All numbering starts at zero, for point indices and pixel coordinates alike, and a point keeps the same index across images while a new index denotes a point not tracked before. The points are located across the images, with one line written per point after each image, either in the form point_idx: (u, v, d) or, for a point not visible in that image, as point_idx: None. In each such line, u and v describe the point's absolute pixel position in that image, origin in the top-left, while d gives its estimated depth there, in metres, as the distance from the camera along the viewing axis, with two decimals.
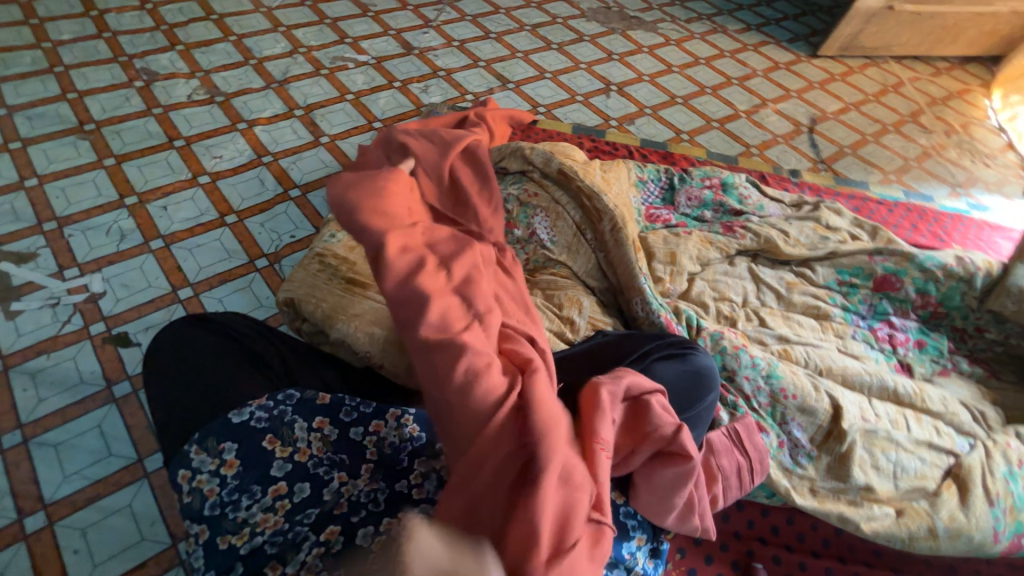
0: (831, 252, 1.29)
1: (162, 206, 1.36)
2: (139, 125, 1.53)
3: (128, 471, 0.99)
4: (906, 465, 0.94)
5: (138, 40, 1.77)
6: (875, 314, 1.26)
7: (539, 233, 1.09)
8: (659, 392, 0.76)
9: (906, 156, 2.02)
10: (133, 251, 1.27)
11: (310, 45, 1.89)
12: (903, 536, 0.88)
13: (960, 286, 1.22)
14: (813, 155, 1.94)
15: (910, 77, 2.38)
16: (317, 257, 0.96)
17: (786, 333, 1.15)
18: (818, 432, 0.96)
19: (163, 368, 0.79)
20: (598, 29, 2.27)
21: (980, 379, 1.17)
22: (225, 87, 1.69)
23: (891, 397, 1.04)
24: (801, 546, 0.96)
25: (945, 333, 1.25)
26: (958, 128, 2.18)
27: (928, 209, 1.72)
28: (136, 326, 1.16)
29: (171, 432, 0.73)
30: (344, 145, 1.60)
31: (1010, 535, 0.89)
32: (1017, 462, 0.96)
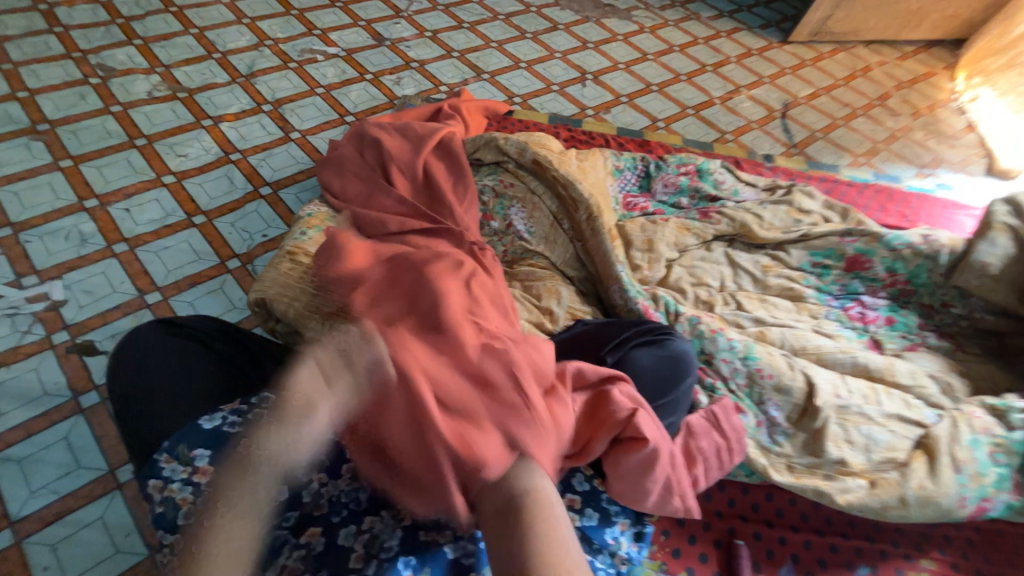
0: (804, 234, 1.32)
1: (125, 208, 1.31)
2: (97, 124, 1.46)
3: (100, 482, 0.95)
4: (877, 438, 0.97)
5: (92, 35, 1.69)
6: (847, 294, 1.29)
7: (516, 225, 1.09)
8: (620, 382, 0.79)
9: (875, 139, 2.07)
10: (95, 255, 1.22)
11: (277, 38, 1.83)
12: (876, 506, 0.90)
13: (926, 264, 1.26)
14: (786, 140, 1.97)
15: (877, 62, 2.43)
16: (289, 256, 0.95)
17: (763, 315, 1.17)
18: (793, 410, 0.98)
19: (125, 371, 0.76)
20: (573, 17, 2.25)
21: (947, 352, 1.22)
22: (188, 82, 1.63)
23: (863, 373, 1.07)
24: (780, 521, 0.99)
25: (913, 310, 1.29)
26: (923, 110, 2.24)
27: (895, 190, 1.77)
28: (101, 334, 1.11)
29: (138, 438, 0.71)
30: (315, 140, 1.55)
31: (976, 500, 0.93)
32: (982, 430, 0.99)
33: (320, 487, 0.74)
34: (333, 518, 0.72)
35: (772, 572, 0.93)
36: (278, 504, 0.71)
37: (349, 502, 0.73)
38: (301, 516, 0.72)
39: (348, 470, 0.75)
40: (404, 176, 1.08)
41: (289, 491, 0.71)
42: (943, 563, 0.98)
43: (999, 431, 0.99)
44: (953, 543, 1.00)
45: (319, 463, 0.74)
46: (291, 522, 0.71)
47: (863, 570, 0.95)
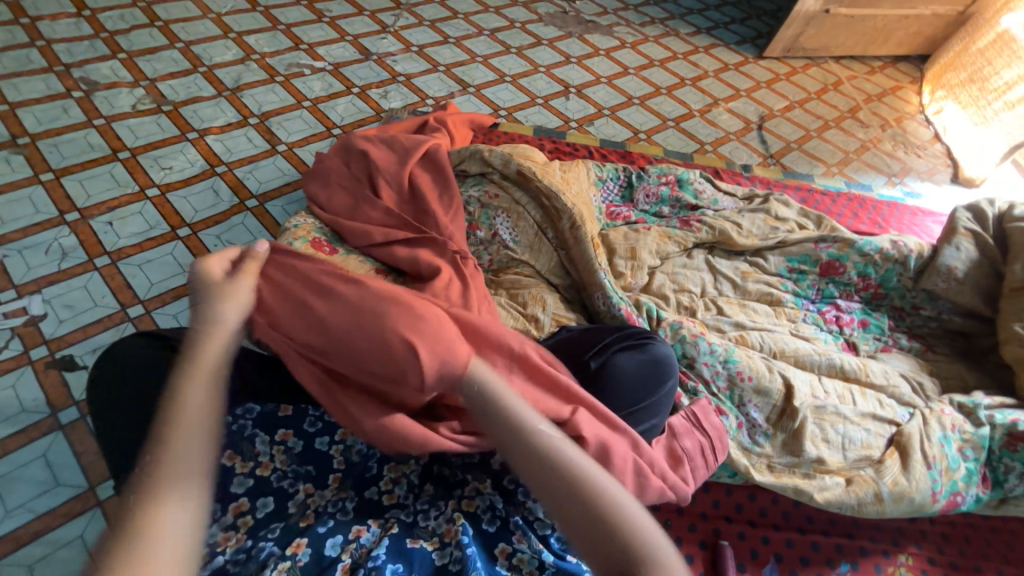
0: (781, 241, 1.36)
1: (107, 221, 1.30)
2: (79, 137, 1.46)
3: (79, 500, 0.93)
4: (853, 437, 1.00)
5: (76, 48, 1.68)
6: (823, 298, 1.34)
7: (502, 234, 1.11)
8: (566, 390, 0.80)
9: (847, 149, 2.15)
10: (76, 269, 1.20)
11: (263, 52, 1.85)
12: (853, 503, 0.93)
13: (896, 268, 1.31)
14: (763, 150, 2.04)
15: (848, 76, 2.54)
16: None
17: (742, 320, 1.21)
18: (773, 411, 1.01)
19: (109, 386, 0.76)
20: (556, 33, 2.31)
21: (918, 353, 1.26)
22: (173, 96, 1.63)
23: (839, 374, 1.11)
24: (763, 520, 1.01)
25: (885, 313, 1.34)
26: (892, 122, 2.35)
27: (866, 198, 1.84)
28: (82, 348, 1.10)
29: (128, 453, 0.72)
30: (302, 152, 1.57)
31: (947, 494, 0.97)
32: (951, 426, 1.03)
33: (306, 497, 0.75)
34: (320, 528, 0.70)
35: (757, 571, 0.95)
36: (265, 516, 0.72)
37: (335, 510, 0.74)
38: (286, 528, 0.70)
39: (334, 480, 0.78)
40: (391, 188, 1.10)
41: (274, 501, 0.73)
42: (920, 557, 1.01)
43: (968, 428, 1.03)
44: (929, 538, 1.04)
45: (305, 473, 0.77)
46: (276, 534, 0.69)
47: (844, 567, 0.97)
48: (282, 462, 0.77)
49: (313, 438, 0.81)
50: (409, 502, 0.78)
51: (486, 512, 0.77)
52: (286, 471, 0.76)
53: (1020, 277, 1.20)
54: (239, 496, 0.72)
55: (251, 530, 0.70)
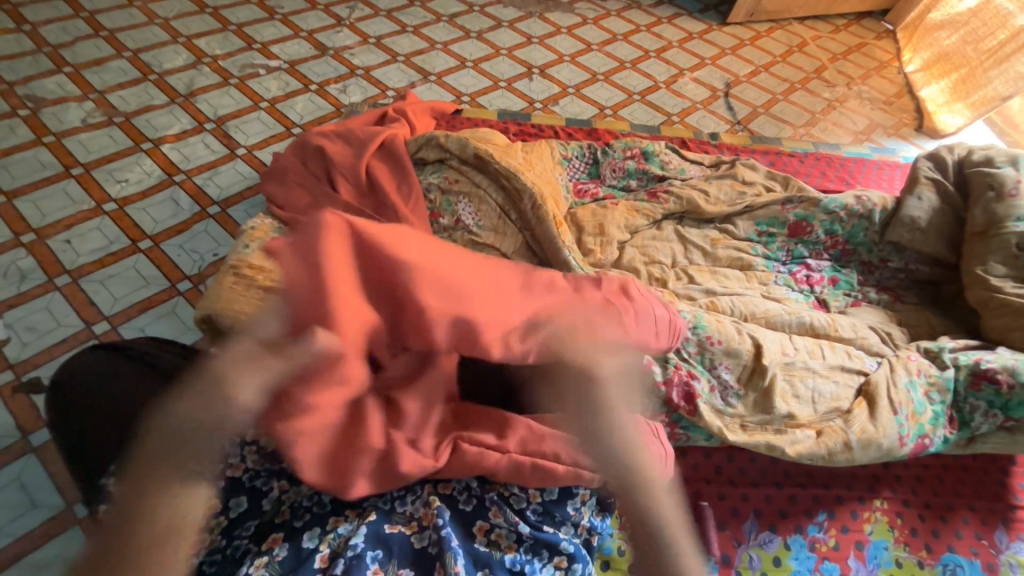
0: (748, 205, 1.36)
1: (65, 240, 1.27)
2: (29, 156, 1.41)
3: (58, 520, 0.92)
4: (822, 390, 1.02)
5: (18, 65, 1.62)
6: (794, 259, 1.34)
7: (464, 220, 1.09)
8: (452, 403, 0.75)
9: (812, 110, 2.16)
10: (37, 291, 1.18)
11: (215, 54, 1.80)
12: (823, 453, 0.95)
13: (862, 224, 1.32)
14: (730, 117, 2.04)
15: (812, 36, 2.54)
16: (230, 270, 0.91)
17: (713, 287, 1.21)
18: (743, 371, 1.02)
19: (71, 387, 0.76)
20: (516, 14, 2.27)
21: (887, 305, 1.28)
22: (124, 106, 1.58)
23: (809, 331, 1.12)
24: (742, 479, 1.03)
25: (855, 268, 1.35)
26: (858, 79, 2.35)
27: (833, 157, 1.86)
28: (49, 369, 1.08)
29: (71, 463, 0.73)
30: (262, 154, 1.54)
31: (914, 437, 0.99)
32: (917, 371, 1.05)
33: (280, 494, 0.74)
34: (296, 522, 0.72)
35: (736, 527, 0.98)
36: (238, 516, 0.72)
37: (312, 505, 0.74)
38: (261, 524, 0.72)
39: None
40: (349, 183, 1.09)
41: (247, 500, 0.73)
42: (894, 501, 1.04)
43: (933, 372, 1.06)
44: (903, 482, 1.07)
45: (278, 470, 0.75)
46: (250, 532, 0.71)
47: (821, 516, 1.01)
48: (253, 461, 0.76)
49: None
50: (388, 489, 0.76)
51: (461, 493, 0.77)
52: (259, 470, 0.75)
53: (981, 221, 1.23)
54: None
55: (225, 530, 0.71)
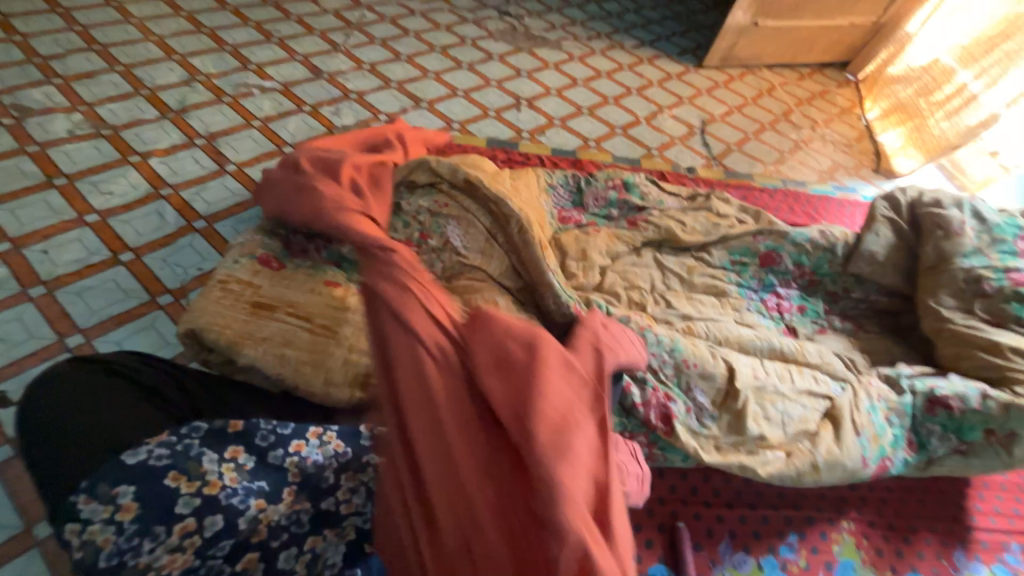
0: (722, 236, 1.44)
1: (42, 250, 1.24)
2: (10, 165, 1.39)
3: (13, 543, 0.88)
4: (791, 412, 1.06)
5: (5, 74, 1.62)
6: (764, 287, 1.42)
7: (453, 241, 1.12)
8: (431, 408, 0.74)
9: (781, 149, 2.31)
10: (8, 301, 1.14)
11: (209, 73, 1.83)
12: (792, 474, 0.99)
13: (826, 256, 1.41)
14: (706, 153, 2.16)
15: (780, 82, 2.73)
16: (219, 285, 0.93)
17: (689, 311, 1.26)
18: (717, 394, 1.06)
19: (44, 400, 0.74)
20: (506, 48, 2.39)
21: (850, 333, 1.36)
22: (113, 119, 1.59)
23: (779, 356, 1.18)
24: (717, 500, 1.06)
25: (820, 297, 1.43)
26: (822, 123, 2.53)
27: (800, 193, 1.98)
28: (15, 383, 1.04)
29: (36, 483, 0.70)
30: (252, 171, 1.56)
31: (877, 459, 1.04)
32: (877, 396, 1.11)
33: (258, 513, 0.74)
34: (272, 541, 0.75)
35: (712, 548, 1.00)
36: (212, 535, 0.70)
37: (290, 524, 0.77)
38: (236, 544, 0.72)
39: (288, 493, 0.78)
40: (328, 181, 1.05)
41: (223, 519, 0.71)
42: (861, 522, 1.08)
43: (893, 397, 1.12)
44: (869, 503, 1.11)
45: (257, 488, 0.75)
46: (225, 551, 0.71)
47: (792, 537, 1.04)
48: (232, 479, 0.73)
49: (266, 452, 0.78)
50: (366, 509, 0.83)
51: None
52: (237, 488, 0.73)
53: (933, 257, 1.33)
54: (186, 517, 0.68)
55: (198, 550, 0.69)
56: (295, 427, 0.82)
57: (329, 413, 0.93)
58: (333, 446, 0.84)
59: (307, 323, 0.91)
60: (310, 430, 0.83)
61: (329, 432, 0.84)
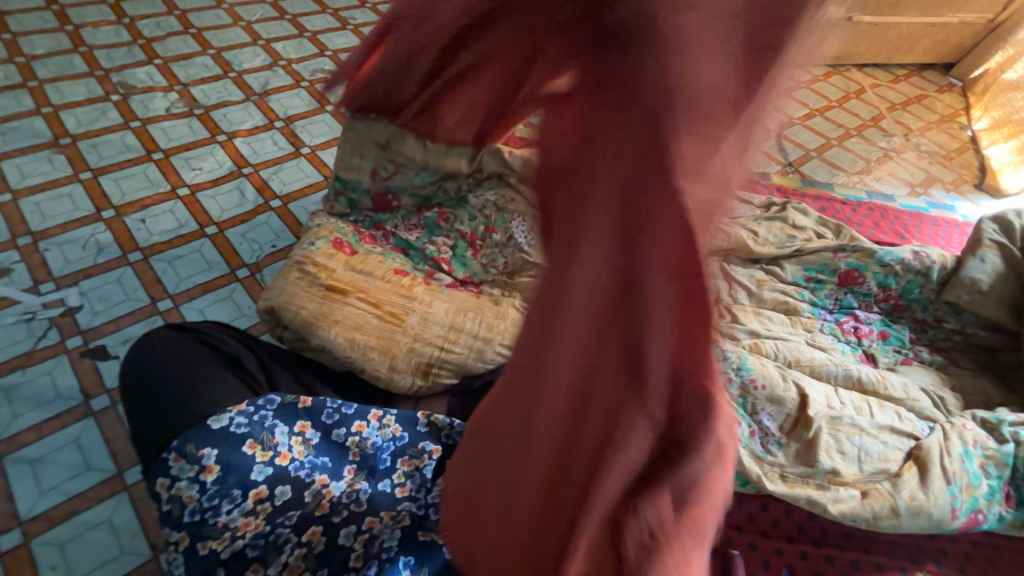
0: (797, 250, 1.35)
1: (140, 219, 1.35)
2: (116, 138, 1.52)
3: (108, 484, 0.97)
4: (870, 449, 0.98)
5: (115, 54, 1.76)
6: (841, 308, 1.31)
7: (517, 238, 1.10)
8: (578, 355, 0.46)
9: (868, 158, 2.12)
10: (110, 264, 1.26)
11: (290, 58, 1.91)
12: (867, 516, 0.91)
13: (917, 280, 1.28)
14: (781, 158, 2.02)
15: (871, 84, 2.50)
16: (297, 265, 0.97)
17: (757, 328, 1.19)
18: (786, 420, 1.00)
19: (142, 362, 0.82)
20: None
21: (940, 367, 1.23)
22: (203, 100, 1.69)
23: (856, 386, 1.09)
24: (776, 532, 1.00)
25: (907, 325, 1.31)
26: (917, 131, 2.30)
27: (887, 208, 1.82)
28: (114, 339, 1.14)
29: (136, 437, 0.77)
30: (324, 155, 1.62)
31: (967, 511, 0.93)
32: (973, 442, 1.00)
33: (322, 488, 0.78)
34: (334, 517, 0.78)
35: None
36: (282, 504, 0.75)
37: (349, 502, 0.79)
38: (302, 516, 0.76)
39: (349, 471, 0.82)
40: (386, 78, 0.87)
41: (292, 490, 0.75)
42: None
43: (990, 444, 1.00)
44: (950, 557, 1.01)
45: (322, 464, 0.80)
46: (292, 522, 0.75)
47: None
48: (300, 452, 0.78)
49: (331, 430, 0.82)
50: (419, 496, 0.82)
51: None
52: (304, 461, 0.78)
53: None
54: (259, 484, 0.73)
55: (269, 516, 0.74)
56: (358, 408, 0.85)
57: (388, 398, 0.94)
58: (392, 429, 0.86)
59: (377, 310, 0.94)
60: (372, 412, 0.85)
61: (389, 415, 0.87)
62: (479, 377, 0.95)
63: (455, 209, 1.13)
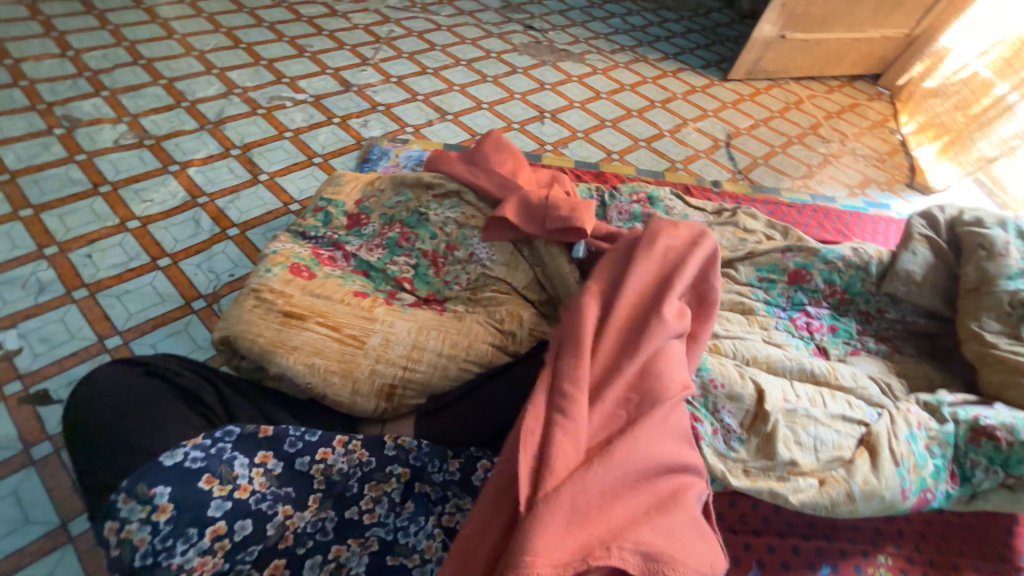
0: (749, 252, 1.42)
1: (86, 254, 1.30)
2: (60, 172, 1.47)
3: (49, 538, 0.91)
4: (824, 438, 1.02)
5: (59, 87, 1.71)
6: (793, 305, 1.38)
7: (479, 255, 1.10)
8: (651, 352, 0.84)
9: (809, 163, 2.26)
10: (53, 303, 1.20)
11: (245, 86, 1.90)
12: (826, 504, 0.94)
13: (859, 275, 1.36)
14: (731, 167, 2.13)
15: (808, 95, 2.69)
16: (252, 293, 0.96)
17: (715, 329, 1.23)
18: (746, 416, 1.03)
19: (87, 403, 0.77)
20: (530, 61, 2.41)
21: (885, 355, 1.31)
22: (155, 130, 1.66)
23: (810, 378, 1.14)
24: (744, 527, 1.03)
25: (853, 317, 1.38)
26: (852, 136, 2.47)
27: (830, 209, 1.93)
28: (58, 381, 1.08)
29: (82, 482, 0.73)
30: (284, 181, 1.61)
31: (916, 491, 0.99)
32: (917, 424, 1.06)
33: (285, 519, 0.77)
34: (299, 549, 0.77)
35: None
36: (242, 540, 0.73)
37: (315, 531, 0.79)
38: (264, 549, 0.75)
39: (313, 501, 0.81)
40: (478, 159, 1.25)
41: (253, 524, 0.74)
42: (898, 556, 1.03)
43: (933, 425, 1.07)
44: (907, 536, 1.06)
45: (284, 495, 0.78)
46: (254, 556, 0.74)
47: (825, 569, 0.99)
48: (261, 484, 0.77)
49: (293, 459, 0.80)
50: (389, 520, 0.83)
51: None
52: (266, 493, 0.77)
53: (974, 278, 1.26)
54: (217, 520, 0.71)
55: (228, 553, 0.72)
56: (322, 435, 0.83)
57: (353, 423, 0.93)
58: (358, 455, 0.84)
59: (336, 333, 0.93)
60: (336, 439, 0.84)
61: (354, 441, 0.85)
62: (444, 395, 0.95)
63: (416, 229, 1.14)
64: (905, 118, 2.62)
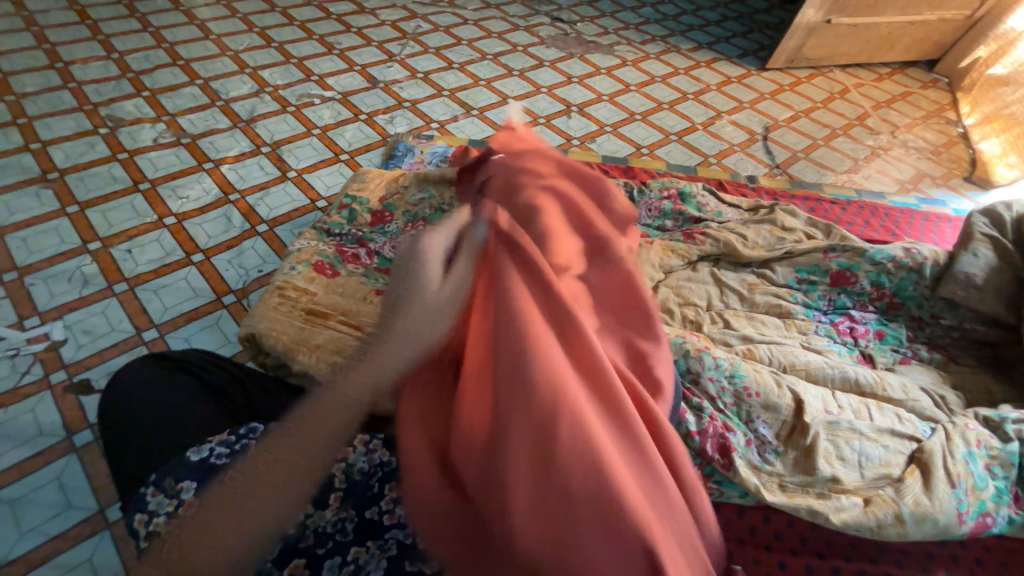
0: (787, 252, 1.34)
1: (127, 249, 1.35)
2: (103, 171, 1.53)
3: (89, 523, 0.95)
4: (870, 454, 0.95)
5: (104, 89, 1.79)
6: (835, 309, 1.29)
7: None
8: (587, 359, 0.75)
9: (855, 157, 2.12)
10: (96, 296, 1.25)
11: (276, 84, 1.94)
12: (871, 525, 0.87)
13: (911, 277, 1.27)
14: (768, 161, 2.03)
15: (855, 84, 2.52)
16: (278, 291, 0.97)
17: (750, 333, 1.17)
18: (783, 427, 0.97)
19: (118, 397, 0.80)
20: (557, 54, 2.36)
21: (940, 364, 1.21)
22: (191, 129, 1.71)
23: (854, 388, 1.07)
24: (778, 544, 0.97)
25: (903, 323, 1.28)
26: (903, 128, 2.31)
27: (878, 206, 1.81)
28: (98, 372, 1.13)
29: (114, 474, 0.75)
30: (311, 178, 1.63)
31: (975, 515, 0.90)
32: (976, 442, 0.97)
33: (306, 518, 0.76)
34: (319, 549, 0.75)
35: None
36: None
37: (335, 532, 0.77)
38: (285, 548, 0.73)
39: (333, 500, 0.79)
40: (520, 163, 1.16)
41: None
42: None
43: (995, 443, 0.97)
44: (961, 563, 0.98)
45: None
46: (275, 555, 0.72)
47: None
48: None
49: None
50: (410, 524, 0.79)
51: None
52: None
53: None
54: None
55: None
56: None
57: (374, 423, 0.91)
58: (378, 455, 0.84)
59: (358, 333, 0.92)
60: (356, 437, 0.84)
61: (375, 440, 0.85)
62: None
63: None
64: (964, 107, 2.43)
